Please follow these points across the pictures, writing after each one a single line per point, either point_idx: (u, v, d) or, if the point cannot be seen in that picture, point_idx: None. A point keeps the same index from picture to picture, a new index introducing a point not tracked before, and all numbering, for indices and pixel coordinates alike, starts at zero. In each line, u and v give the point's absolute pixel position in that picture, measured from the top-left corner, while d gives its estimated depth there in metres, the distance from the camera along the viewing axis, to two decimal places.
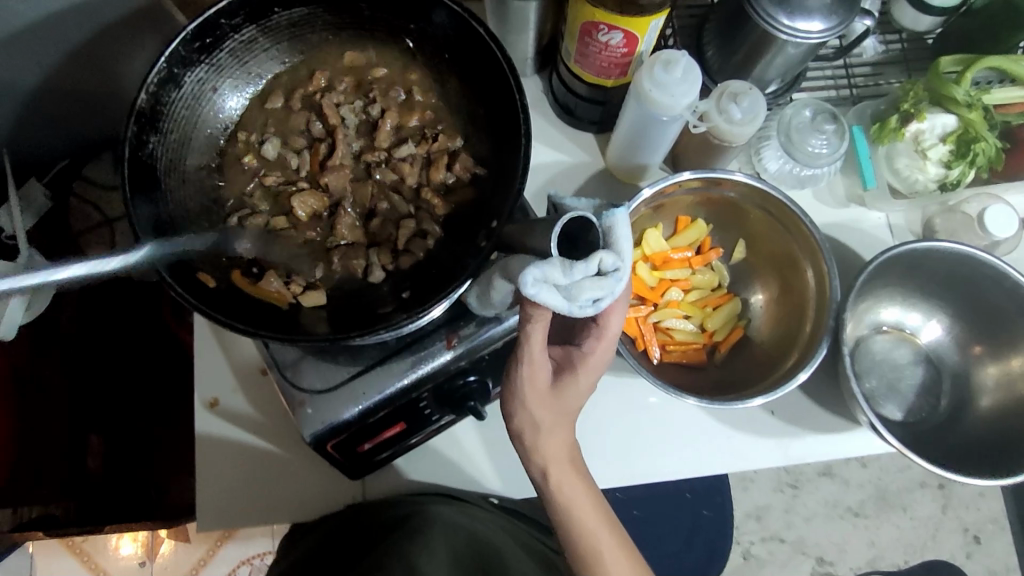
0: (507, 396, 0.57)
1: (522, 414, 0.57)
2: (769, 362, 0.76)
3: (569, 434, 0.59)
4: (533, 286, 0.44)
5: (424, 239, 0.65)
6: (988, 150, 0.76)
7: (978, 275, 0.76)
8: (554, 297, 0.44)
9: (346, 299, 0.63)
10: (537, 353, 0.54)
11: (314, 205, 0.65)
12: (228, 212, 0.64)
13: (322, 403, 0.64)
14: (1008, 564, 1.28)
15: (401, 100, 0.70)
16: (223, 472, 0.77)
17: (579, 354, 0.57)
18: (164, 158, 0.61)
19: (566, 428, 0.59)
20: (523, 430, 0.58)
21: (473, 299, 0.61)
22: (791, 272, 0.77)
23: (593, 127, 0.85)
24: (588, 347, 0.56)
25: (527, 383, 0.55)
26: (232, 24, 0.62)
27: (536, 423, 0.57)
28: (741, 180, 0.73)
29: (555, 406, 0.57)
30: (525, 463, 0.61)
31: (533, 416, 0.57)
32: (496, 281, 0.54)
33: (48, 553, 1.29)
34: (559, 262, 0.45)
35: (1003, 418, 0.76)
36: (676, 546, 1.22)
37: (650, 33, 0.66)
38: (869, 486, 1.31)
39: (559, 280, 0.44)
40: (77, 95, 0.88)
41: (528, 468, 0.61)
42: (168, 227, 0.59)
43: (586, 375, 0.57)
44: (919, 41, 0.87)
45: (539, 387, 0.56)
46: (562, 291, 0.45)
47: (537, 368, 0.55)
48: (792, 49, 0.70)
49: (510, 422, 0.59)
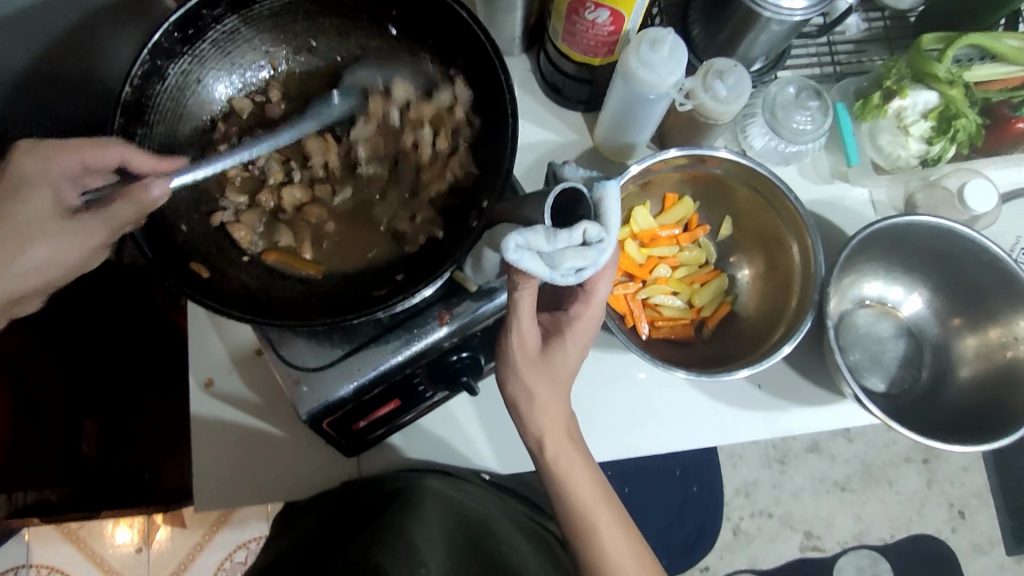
0: (503, 367, 0.59)
1: (518, 384, 0.59)
2: (755, 334, 0.78)
3: (562, 405, 0.61)
4: (515, 252, 0.45)
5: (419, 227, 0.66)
6: (968, 127, 0.78)
7: (956, 250, 0.77)
8: (536, 264, 0.45)
9: (345, 285, 0.64)
10: (526, 321, 0.55)
11: (299, 196, 0.67)
12: (218, 206, 0.65)
13: (316, 381, 0.65)
14: (992, 537, 1.31)
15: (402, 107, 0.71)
16: (222, 451, 0.78)
17: (567, 320, 0.58)
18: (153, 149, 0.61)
19: (560, 399, 0.60)
20: (518, 400, 0.60)
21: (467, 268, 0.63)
22: (778, 249, 0.78)
23: (581, 106, 0.85)
24: (575, 314, 0.58)
25: (518, 352, 0.57)
26: (214, 15, 0.62)
27: (532, 395, 0.59)
28: (726, 157, 0.74)
29: (547, 372, 0.58)
30: (521, 435, 0.62)
31: (528, 385, 0.58)
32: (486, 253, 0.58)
33: (44, 540, 1.30)
34: (543, 231, 0.46)
35: (982, 388, 0.78)
36: (667, 522, 1.24)
37: (637, 11, 0.67)
38: (855, 461, 1.34)
39: (542, 247, 0.46)
40: (66, 80, 0.85)
41: (525, 441, 0.62)
42: (157, 219, 0.60)
43: (574, 342, 0.59)
44: (902, 19, 0.88)
45: (530, 354, 0.58)
46: (545, 259, 0.46)
47: (532, 340, 0.57)
48: (776, 27, 0.71)
49: (505, 391, 0.60)
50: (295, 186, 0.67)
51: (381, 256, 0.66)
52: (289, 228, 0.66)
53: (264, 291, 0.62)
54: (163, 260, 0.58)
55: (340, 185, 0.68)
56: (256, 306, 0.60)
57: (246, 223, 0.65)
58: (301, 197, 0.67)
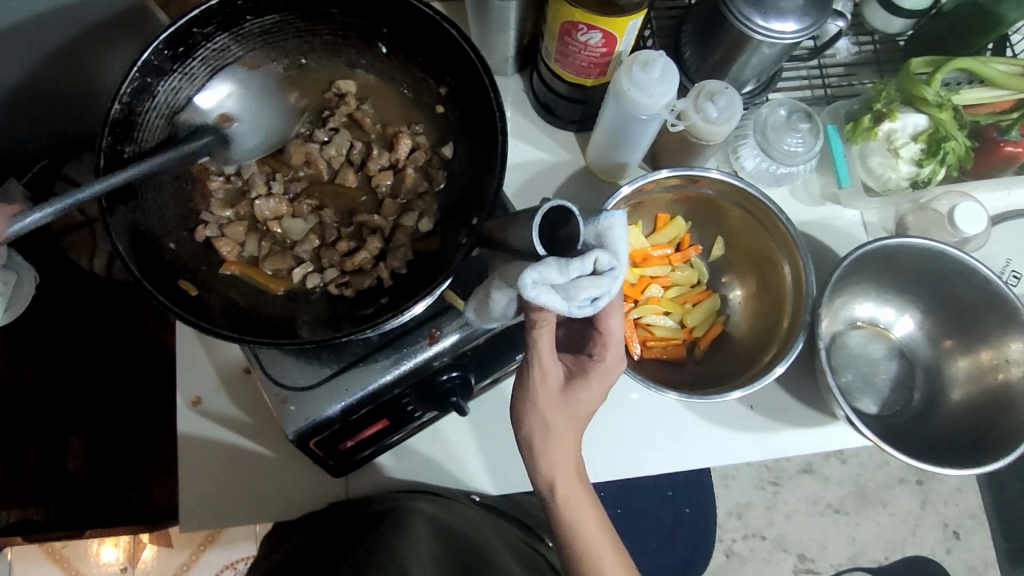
0: (521, 399, 0.59)
1: (534, 418, 0.58)
2: (748, 355, 0.78)
3: (575, 441, 0.60)
4: (533, 288, 0.45)
5: (385, 260, 0.66)
6: (957, 150, 0.79)
7: (948, 271, 0.78)
8: (554, 299, 0.45)
9: (327, 308, 0.64)
10: (547, 359, 0.55)
11: (276, 211, 0.67)
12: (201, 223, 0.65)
13: (305, 401, 0.64)
14: (986, 559, 1.30)
15: (383, 144, 0.71)
16: (211, 471, 0.77)
17: (591, 363, 0.58)
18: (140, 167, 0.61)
19: (576, 432, 0.60)
20: (533, 433, 0.59)
21: (472, 311, 0.61)
22: (768, 268, 0.79)
23: (573, 126, 0.86)
24: (597, 354, 0.58)
25: (539, 388, 0.57)
26: (204, 33, 0.62)
27: (548, 426, 0.58)
28: (717, 178, 0.74)
29: (566, 408, 0.58)
30: (531, 475, 0.62)
31: (544, 419, 0.58)
32: (494, 292, 0.54)
33: (26, 560, 1.28)
34: (556, 262, 0.45)
35: (975, 410, 0.78)
36: (659, 543, 1.23)
37: (628, 33, 0.67)
38: (849, 483, 1.33)
39: (557, 280, 0.45)
40: (59, 97, 0.84)
41: (536, 483, 0.62)
42: (148, 237, 0.60)
43: (597, 385, 0.59)
44: (891, 43, 0.89)
45: (551, 392, 0.57)
46: (561, 291, 0.46)
47: (549, 372, 0.56)
48: (767, 50, 0.72)
49: (520, 427, 0.60)
50: (271, 199, 0.67)
51: (365, 277, 0.65)
52: (261, 240, 0.66)
53: (251, 312, 0.62)
54: (151, 278, 0.57)
55: (316, 207, 0.69)
56: (244, 324, 0.60)
57: (231, 236, 0.65)
58: (277, 209, 0.67)
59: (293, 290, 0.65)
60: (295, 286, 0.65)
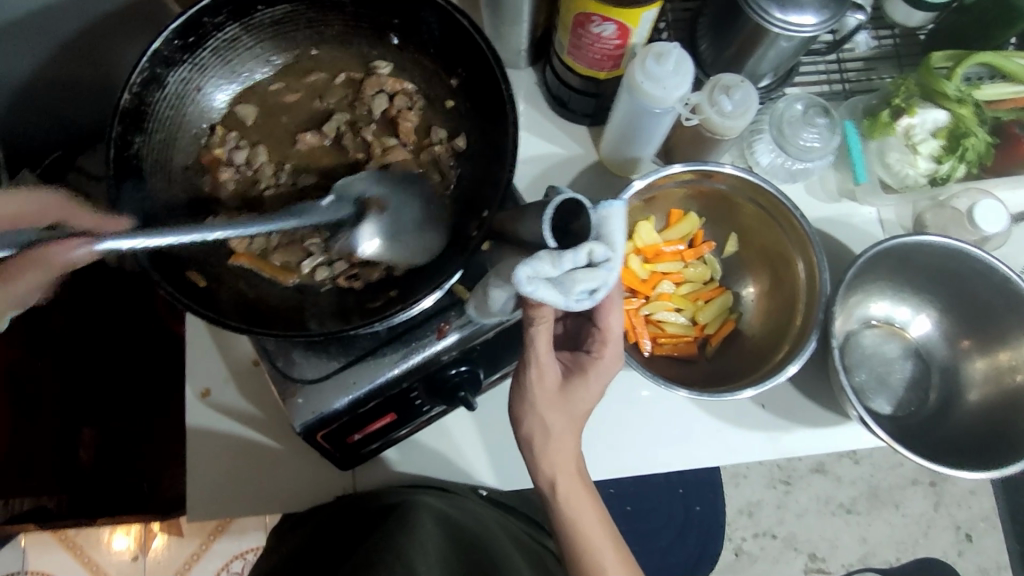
0: (518, 402, 0.59)
1: (534, 419, 0.58)
2: (760, 354, 0.77)
3: (575, 442, 0.60)
4: (529, 283, 0.44)
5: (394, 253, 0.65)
6: (977, 146, 0.77)
7: (968, 270, 0.76)
8: (550, 293, 0.45)
9: (334, 301, 0.64)
10: (545, 358, 0.55)
11: (286, 202, 0.66)
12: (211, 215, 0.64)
13: (313, 394, 0.63)
14: (1000, 563, 1.29)
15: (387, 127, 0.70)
16: (220, 463, 0.77)
17: (590, 359, 0.58)
18: (151, 157, 0.61)
19: (575, 433, 0.60)
20: (533, 437, 0.59)
21: (472, 308, 0.61)
22: (781, 264, 0.78)
23: (586, 119, 0.85)
24: (596, 352, 0.58)
25: (537, 387, 0.56)
26: (215, 23, 0.61)
27: (546, 427, 0.58)
28: (731, 173, 0.73)
29: (564, 408, 0.58)
30: (533, 476, 0.62)
31: (543, 418, 0.58)
32: (492, 290, 0.54)
33: (39, 546, 1.29)
34: (547, 254, 0.45)
35: (992, 412, 0.76)
36: (668, 541, 1.23)
37: (643, 25, 0.66)
38: (860, 483, 1.31)
39: (552, 273, 0.45)
40: (72, 89, 0.83)
41: (537, 482, 0.62)
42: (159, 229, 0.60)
43: (595, 379, 0.58)
44: (911, 36, 0.88)
45: (549, 390, 0.57)
46: (557, 284, 0.45)
47: (546, 370, 0.56)
48: (784, 43, 0.71)
49: (520, 428, 0.60)
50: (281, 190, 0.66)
51: (372, 270, 0.64)
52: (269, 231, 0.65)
53: (261, 306, 0.62)
54: (161, 268, 0.57)
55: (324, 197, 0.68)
56: (251, 317, 0.60)
57: None
58: (286, 200, 0.66)
59: (302, 281, 0.65)
60: (304, 278, 0.65)
